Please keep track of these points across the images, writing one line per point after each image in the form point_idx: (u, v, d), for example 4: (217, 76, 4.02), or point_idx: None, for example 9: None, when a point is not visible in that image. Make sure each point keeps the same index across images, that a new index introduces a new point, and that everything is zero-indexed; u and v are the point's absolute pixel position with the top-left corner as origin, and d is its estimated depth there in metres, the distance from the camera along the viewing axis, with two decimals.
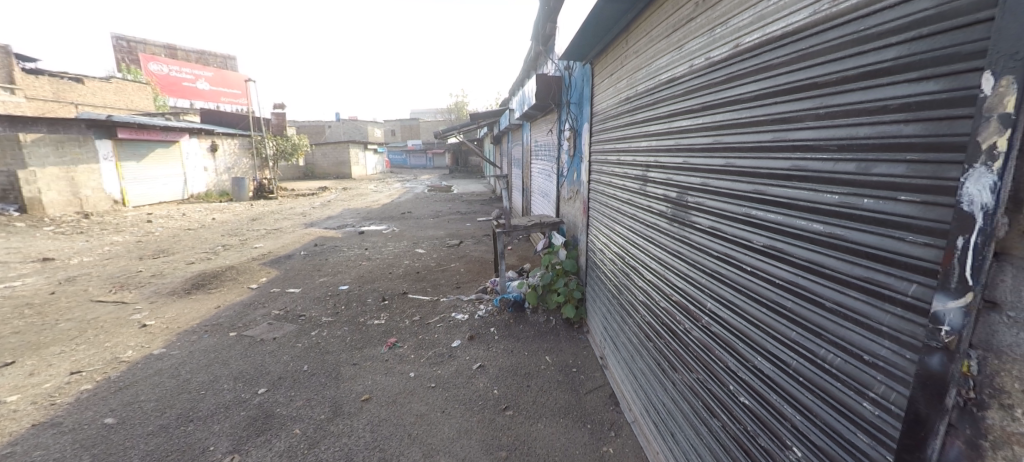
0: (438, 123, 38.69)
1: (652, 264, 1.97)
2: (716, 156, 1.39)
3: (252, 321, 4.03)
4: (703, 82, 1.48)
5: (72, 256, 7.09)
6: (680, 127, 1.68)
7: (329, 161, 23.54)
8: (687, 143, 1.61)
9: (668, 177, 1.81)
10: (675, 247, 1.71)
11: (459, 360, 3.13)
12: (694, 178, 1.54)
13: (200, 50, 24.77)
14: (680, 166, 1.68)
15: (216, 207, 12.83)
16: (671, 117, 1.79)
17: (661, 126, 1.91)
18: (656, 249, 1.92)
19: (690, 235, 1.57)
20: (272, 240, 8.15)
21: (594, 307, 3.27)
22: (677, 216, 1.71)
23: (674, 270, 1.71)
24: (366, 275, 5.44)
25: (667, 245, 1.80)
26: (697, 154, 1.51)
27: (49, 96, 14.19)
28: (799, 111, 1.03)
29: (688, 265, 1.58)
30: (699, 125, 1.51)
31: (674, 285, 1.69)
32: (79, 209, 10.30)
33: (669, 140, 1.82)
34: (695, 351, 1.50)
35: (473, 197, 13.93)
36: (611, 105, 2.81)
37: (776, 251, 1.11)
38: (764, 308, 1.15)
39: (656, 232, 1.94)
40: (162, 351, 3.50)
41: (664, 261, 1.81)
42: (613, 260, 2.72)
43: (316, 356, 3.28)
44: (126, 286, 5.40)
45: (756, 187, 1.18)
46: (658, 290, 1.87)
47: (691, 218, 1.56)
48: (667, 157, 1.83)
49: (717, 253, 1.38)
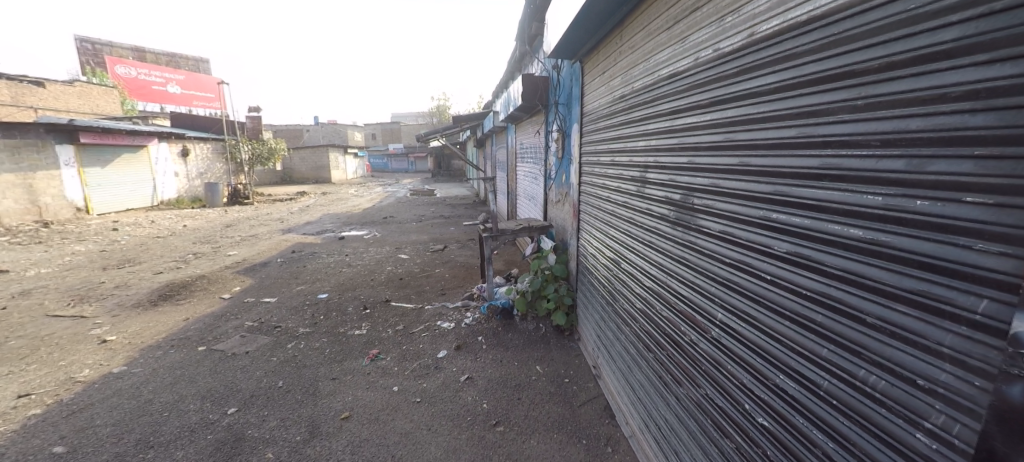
0: (420, 126, 38.33)
1: (651, 271, 1.89)
2: (729, 155, 1.33)
3: (222, 334, 3.78)
4: (713, 75, 1.42)
5: (27, 267, 6.64)
6: (684, 123, 1.61)
7: (308, 165, 23.03)
8: (694, 140, 1.53)
9: (670, 178, 1.73)
10: (678, 253, 1.64)
11: (446, 372, 2.98)
12: (702, 180, 1.48)
13: (172, 52, 24.02)
14: (683, 168, 1.61)
15: (188, 213, 12.32)
16: (673, 113, 1.72)
17: (661, 124, 1.84)
18: (656, 256, 1.85)
19: (697, 241, 1.51)
20: (246, 247, 7.83)
21: (586, 314, 3.18)
22: (679, 219, 1.65)
23: (677, 277, 1.64)
24: (347, 283, 5.22)
25: (668, 250, 1.73)
26: (706, 153, 1.45)
27: (8, 100, 13.54)
28: (832, 103, 0.97)
29: (695, 272, 1.51)
30: (708, 122, 1.45)
31: (678, 293, 1.63)
32: (38, 217, 9.71)
33: (670, 139, 1.74)
34: (703, 365, 1.45)
35: (456, 201, 13.74)
36: (603, 103, 2.73)
37: (803, 258, 1.04)
38: (788, 320, 1.09)
39: (654, 236, 1.88)
40: (122, 368, 3.22)
41: (666, 268, 1.74)
42: (607, 266, 2.61)
43: (292, 371, 3.08)
44: (86, 298, 5.06)
45: (779, 190, 1.12)
46: (659, 299, 1.79)
47: (698, 222, 1.50)
48: (669, 156, 1.76)
49: (730, 261, 1.32)
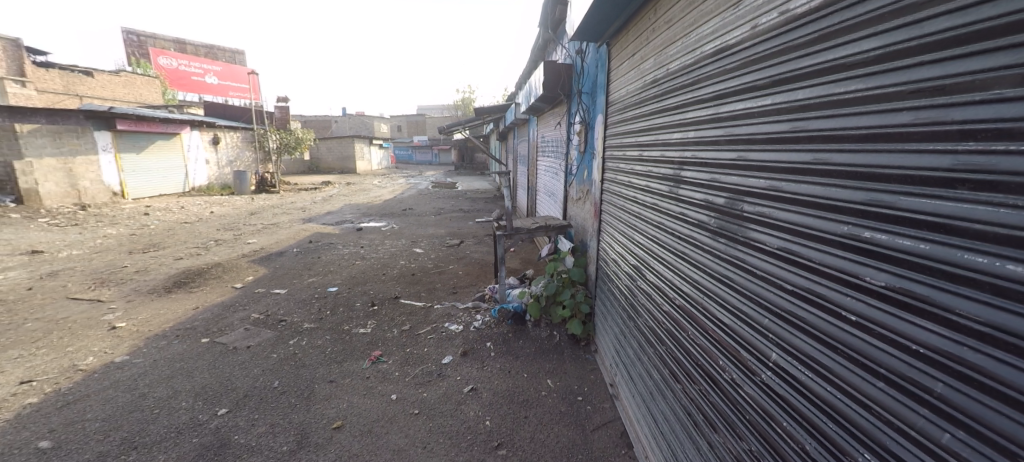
0: (446, 119, 38.28)
1: (687, 288, 1.74)
2: (800, 148, 1.15)
3: (227, 326, 3.69)
4: (780, 45, 1.23)
5: (60, 249, 6.84)
6: (739, 109, 1.43)
7: (334, 155, 23.36)
8: (754, 129, 1.35)
9: (715, 180, 1.56)
10: (728, 272, 1.48)
11: (449, 380, 2.77)
12: (761, 182, 1.31)
13: (210, 44, 24.86)
14: (736, 167, 1.43)
15: (216, 200, 12.58)
16: (721, 97, 1.54)
17: (703, 110, 1.65)
18: (695, 271, 1.68)
19: (755, 261, 1.33)
20: (266, 235, 7.86)
21: (603, 326, 2.92)
22: (729, 232, 1.47)
23: (726, 300, 1.48)
24: (358, 277, 5.09)
25: (713, 266, 1.57)
26: (766, 146, 1.29)
27: (59, 89, 14.45)
28: (979, 74, 0.76)
29: (751, 298, 1.35)
30: (770, 106, 1.28)
31: (726, 318, 1.47)
32: (77, 200, 10.07)
33: (716, 129, 1.57)
34: (758, 411, 1.30)
35: (477, 195, 13.53)
36: (632, 90, 2.44)
37: (915, 298, 0.87)
38: (884, 381, 0.93)
39: (693, 249, 1.71)
40: (124, 358, 3.15)
41: (709, 286, 1.58)
42: (630, 274, 2.39)
43: (290, 370, 2.93)
44: (106, 282, 5.11)
45: (877, 199, 0.93)
46: (699, 322, 1.64)
47: (756, 240, 1.33)
48: (713, 152, 1.58)
49: (799, 291, 1.15)
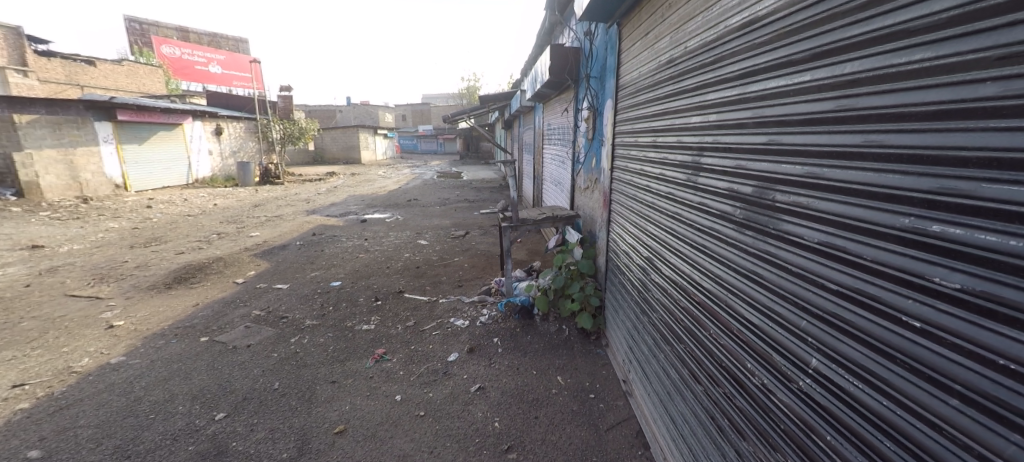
0: (450, 107, 37.85)
1: (708, 284, 1.56)
2: (847, 129, 0.99)
3: (227, 324, 3.60)
4: (822, 14, 1.06)
5: (62, 243, 6.79)
6: (770, 87, 1.26)
7: (338, 145, 23.17)
8: (786, 109, 1.18)
9: (741, 168, 1.39)
10: (757, 268, 1.30)
11: (456, 379, 2.65)
12: (796, 169, 1.14)
13: (213, 33, 24.65)
14: (766, 152, 1.26)
15: (219, 192, 12.50)
16: (750, 75, 1.36)
17: (728, 90, 1.48)
18: (717, 267, 1.51)
19: (790, 257, 1.17)
20: (269, 228, 7.76)
21: (614, 319, 2.77)
22: (759, 223, 1.30)
23: (753, 298, 1.31)
24: (362, 270, 4.97)
25: (738, 261, 1.39)
26: (803, 129, 1.12)
27: (62, 79, 14.37)
28: None
29: (784, 298, 1.18)
30: (809, 83, 1.10)
31: (755, 317, 1.30)
32: (79, 193, 10.02)
33: (742, 110, 1.40)
34: (790, 423, 1.14)
35: (482, 184, 13.35)
36: (646, 72, 2.25)
37: (999, 303, 0.71)
38: (957, 398, 0.78)
39: (714, 242, 1.53)
40: (120, 360, 3.07)
41: (733, 283, 1.41)
42: (643, 268, 2.24)
43: (291, 370, 2.82)
44: (105, 278, 5.04)
45: (947, 186, 0.78)
46: (721, 321, 1.46)
47: (792, 232, 1.16)
48: (739, 135, 1.41)
49: (844, 291, 1.00)
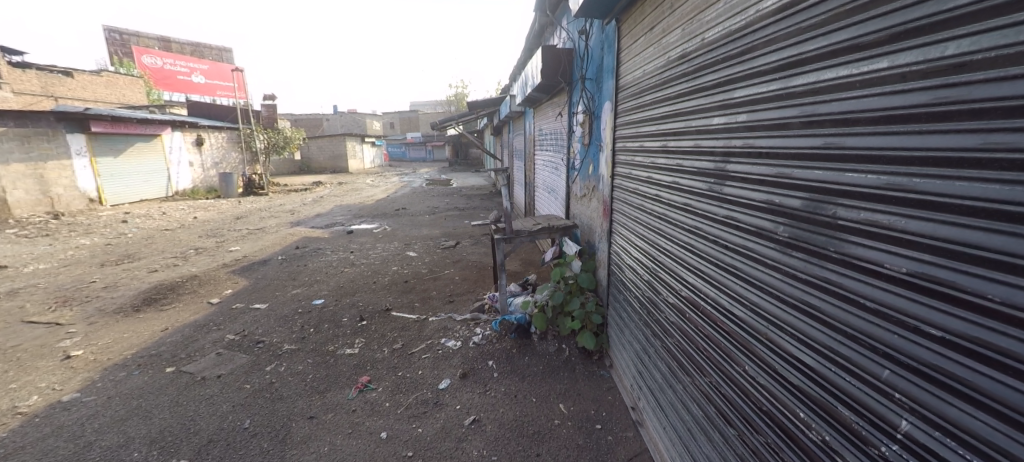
0: (439, 114, 37.52)
1: (738, 310, 1.29)
2: (951, 129, 0.73)
3: (198, 351, 3.31)
4: None
5: (26, 262, 6.39)
6: (824, 80, 0.97)
7: (325, 154, 22.79)
8: (849, 105, 0.90)
9: (782, 176, 1.09)
10: (805, 296, 1.03)
11: (448, 411, 2.39)
12: (874, 178, 0.84)
13: (195, 43, 24.18)
14: (821, 158, 0.97)
15: (200, 205, 12.06)
16: (793, 67, 1.06)
17: (762, 86, 1.17)
18: (750, 291, 1.23)
19: (857, 285, 0.89)
20: (250, 242, 7.43)
21: (620, 338, 2.52)
22: (805, 239, 1.02)
23: (803, 333, 1.03)
24: (346, 286, 4.69)
25: (777, 285, 1.12)
26: (879, 133, 0.83)
27: (37, 91, 13.87)
28: None
29: (852, 337, 0.91)
30: (886, 73, 0.83)
31: (808, 358, 1.02)
32: (50, 208, 9.56)
33: (784, 109, 1.08)
34: None
35: (472, 191, 13.11)
36: (652, 70, 1.99)
37: None
38: None
39: (745, 261, 1.25)
40: (73, 397, 2.77)
41: (773, 312, 1.13)
42: (652, 287, 1.96)
43: (263, 405, 2.55)
44: (69, 301, 4.69)
45: None
46: (759, 356, 1.19)
47: (858, 254, 0.88)
48: (781, 138, 1.10)
49: (956, 339, 0.73)
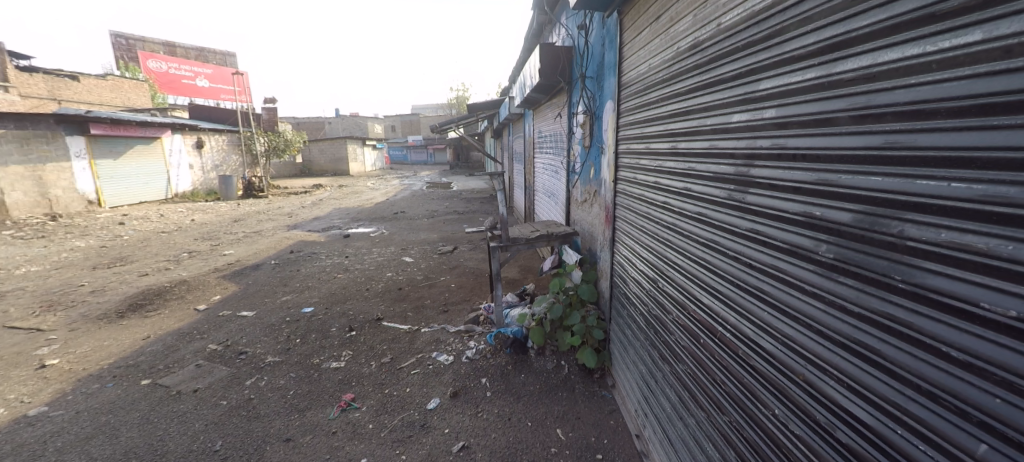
0: (441, 118, 37.50)
1: (765, 341, 1.11)
2: None
3: (177, 362, 3.15)
4: None
5: (19, 265, 6.28)
6: (884, 62, 0.79)
7: (327, 157, 22.73)
8: (922, 92, 0.73)
9: (825, 183, 0.91)
10: (859, 335, 0.86)
11: (435, 436, 2.22)
12: (965, 185, 0.67)
13: (201, 46, 24.32)
14: (880, 160, 0.79)
15: (198, 207, 11.95)
16: (836, 50, 0.88)
17: (796, 75, 0.99)
18: (782, 321, 1.06)
19: (939, 329, 0.72)
20: (246, 245, 7.29)
21: (623, 357, 2.35)
22: (857, 262, 0.84)
23: (854, 379, 0.87)
24: (338, 293, 4.52)
25: (819, 316, 0.95)
26: (971, 127, 0.66)
27: (43, 94, 13.89)
28: None
29: (925, 393, 0.75)
30: (982, 44, 0.65)
31: (858, 409, 0.86)
32: (48, 210, 9.46)
33: (828, 101, 0.90)
34: None
35: (473, 195, 12.92)
36: (659, 63, 1.81)
37: None
38: None
39: (776, 285, 1.08)
40: (40, 411, 2.61)
41: (813, 348, 0.96)
42: (658, 305, 1.79)
43: (238, 424, 2.38)
44: (54, 306, 4.54)
45: None
46: (793, 400, 1.02)
47: (939, 287, 0.71)
48: (823, 136, 0.92)
49: None
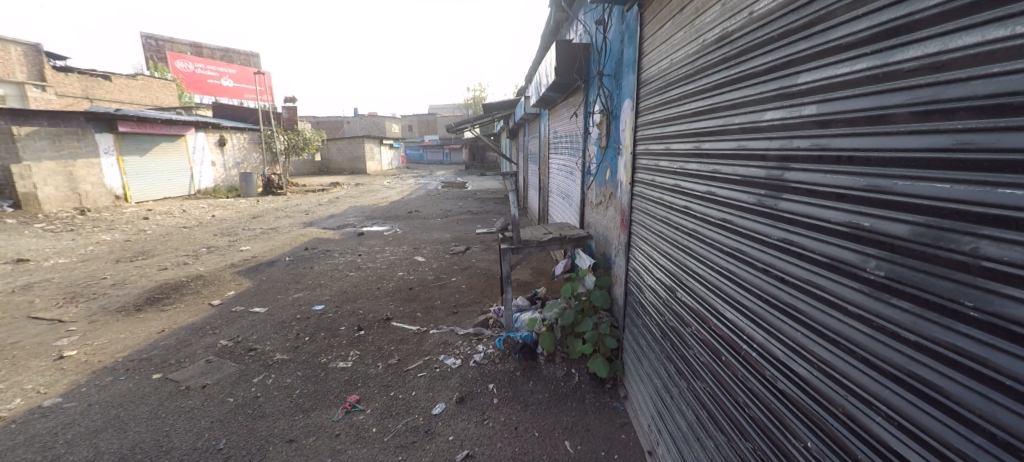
0: (457, 118, 37.66)
1: (798, 365, 1.02)
2: None
3: (188, 357, 3.17)
4: None
5: (48, 256, 6.49)
6: (956, 49, 0.69)
7: (344, 156, 23.06)
8: (1005, 83, 0.62)
9: (875, 189, 0.82)
10: (917, 368, 0.75)
11: (439, 442, 2.16)
12: None
13: (226, 47, 24.98)
14: (951, 164, 0.69)
15: (219, 203, 12.22)
16: (895, 36, 0.79)
17: (844, 66, 0.89)
18: (818, 344, 0.97)
19: (1019, 367, 0.62)
20: (262, 241, 7.39)
21: (636, 368, 2.25)
22: (915, 283, 0.75)
23: (906, 417, 0.77)
24: (349, 291, 4.52)
25: (866, 342, 0.85)
26: None
27: (78, 93, 14.44)
28: None
29: (1001, 443, 0.64)
30: None
31: (910, 453, 0.76)
32: (78, 204, 9.75)
33: (883, 95, 0.80)
34: None
35: (488, 195, 12.88)
36: (682, 57, 1.71)
37: None
38: None
39: (813, 303, 0.98)
40: (54, 402, 2.65)
41: (855, 377, 0.87)
42: (676, 318, 1.69)
43: (243, 422, 2.36)
44: (76, 298, 4.66)
45: None
46: (831, 433, 0.93)
47: (1021, 319, 0.61)
48: (875, 136, 0.82)
49: None
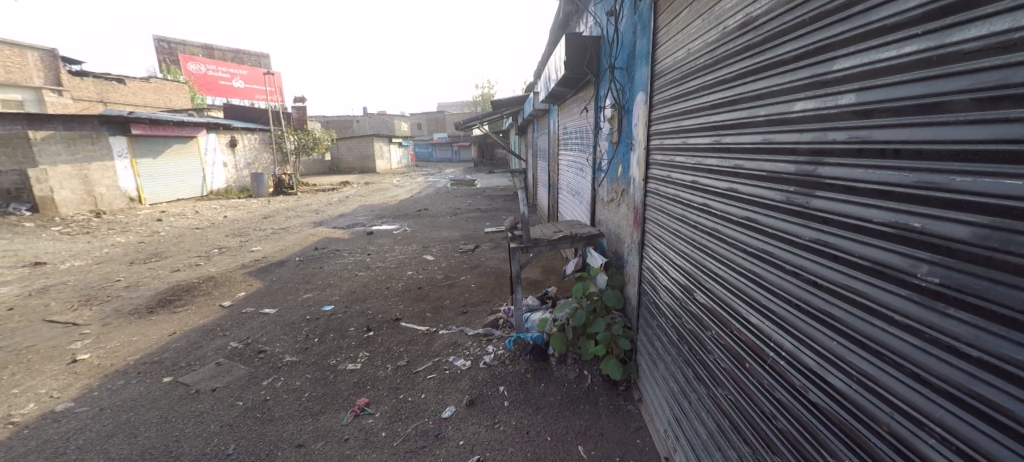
0: (466, 115, 37.61)
1: (834, 377, 0.94)
2: None
3: (198, 359, 3.17)
4: None
5: (64, 259, 6.59)
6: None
7: (354, 155, 23.17)
8: None
9: (928, 186, 0.74)
10: (979, 387, 0.68)
11: (448, 447, 2.11)
12: None
13: (236, 49, 25.21)
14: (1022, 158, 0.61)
15: (231, 204, 12.35)
16: (952, 14, 0.70)
17: (886, 50, 0.81)
18: (857, 354, 0.89)
19: None
20: (273, 242, 7.43)
21: (652, 370, 2.17)
22: (980, 292, 0.67)
23: (964, 441, 0.70)
24: (359, 292, 4.50)
25: (913, 355, 0.77)
26: None
27: (93, 97, 14.68)
28: None
29: None
30: None
31: None
32: (93, 207, 9.84)
33: (939, 80, 0.72)
34: None
35: (497, 193, 12.81)
36: (699, 46, 1.63)
37: None
38: None
39: (851, 310, 0.90)
40: (66, 407, 2.66)
41: (901, 393, 0.79)
42: (693, 320, 1.61)
43: (252, 427, 2.34)
44: (91, 301, 4.71)
45: None
46: (871, 452, 0.85)
47: None
48: (928, 126, 0.74)
49: None
